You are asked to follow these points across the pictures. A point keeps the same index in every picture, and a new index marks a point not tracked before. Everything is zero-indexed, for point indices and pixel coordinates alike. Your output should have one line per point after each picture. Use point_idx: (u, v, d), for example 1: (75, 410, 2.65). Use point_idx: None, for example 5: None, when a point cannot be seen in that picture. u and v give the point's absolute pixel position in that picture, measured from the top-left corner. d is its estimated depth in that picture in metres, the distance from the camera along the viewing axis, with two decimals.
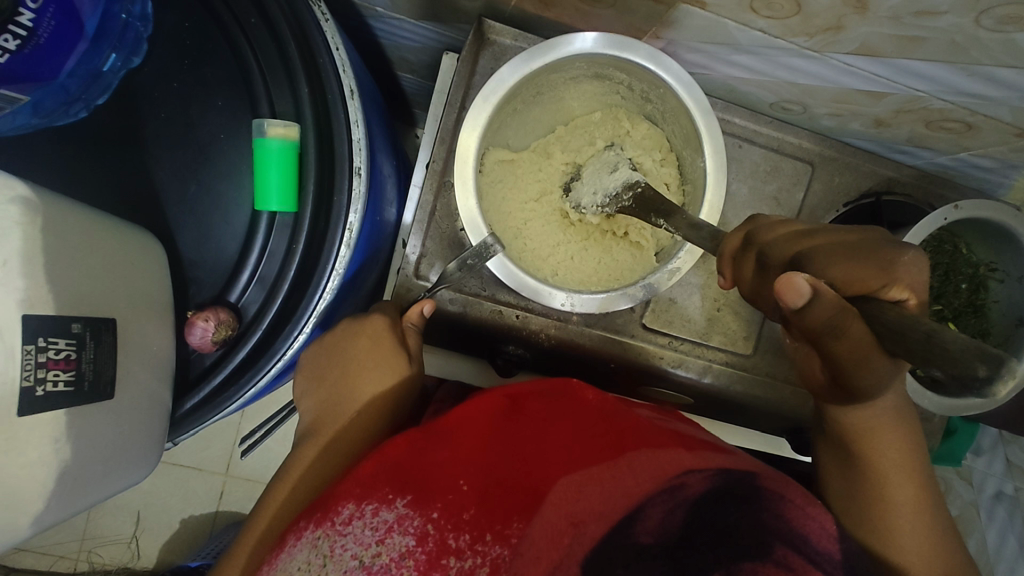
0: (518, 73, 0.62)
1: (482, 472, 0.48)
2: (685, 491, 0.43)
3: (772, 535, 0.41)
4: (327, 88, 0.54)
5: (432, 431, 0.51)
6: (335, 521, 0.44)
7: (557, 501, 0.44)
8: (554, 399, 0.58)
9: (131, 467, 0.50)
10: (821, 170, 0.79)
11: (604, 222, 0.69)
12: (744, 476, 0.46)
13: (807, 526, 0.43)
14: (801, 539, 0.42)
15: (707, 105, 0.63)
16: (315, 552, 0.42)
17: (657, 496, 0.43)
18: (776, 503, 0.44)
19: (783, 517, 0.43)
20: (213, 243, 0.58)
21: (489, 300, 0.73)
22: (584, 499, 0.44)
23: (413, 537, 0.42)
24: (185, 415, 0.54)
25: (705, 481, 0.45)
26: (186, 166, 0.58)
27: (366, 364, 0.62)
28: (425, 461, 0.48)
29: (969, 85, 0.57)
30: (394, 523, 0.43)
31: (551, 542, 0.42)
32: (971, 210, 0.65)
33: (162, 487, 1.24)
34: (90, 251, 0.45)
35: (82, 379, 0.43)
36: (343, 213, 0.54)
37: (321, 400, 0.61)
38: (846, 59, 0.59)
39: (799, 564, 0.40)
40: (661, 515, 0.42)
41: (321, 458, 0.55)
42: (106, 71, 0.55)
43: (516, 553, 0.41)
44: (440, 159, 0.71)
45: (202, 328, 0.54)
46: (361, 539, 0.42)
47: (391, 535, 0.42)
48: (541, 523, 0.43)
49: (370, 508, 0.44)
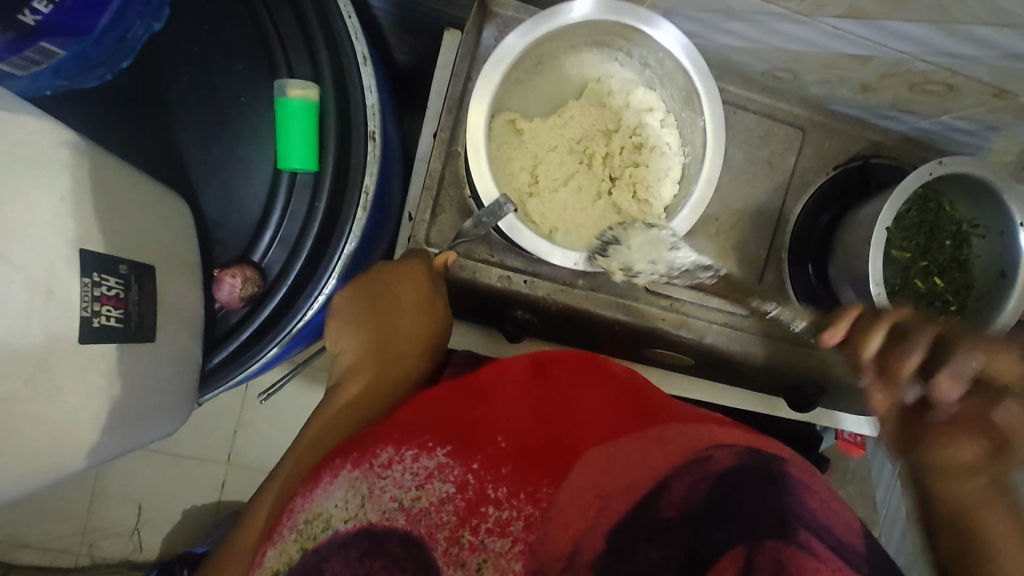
0: (523, 40, 0.64)
1: (518, 431, 0.50)
2: (710, 467, 0.48)
3: (796, 521, 0.46)
4: (342, 53, 0.56)
5: (469, 388, 0.53)
6: (374, 463, 0.46)
7: (587, 472, 0.48)
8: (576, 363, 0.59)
9: (166, 417, 0.51)
10: (812, 135, 0.82)
11: (607, 168, 0.72)
12: (773, 459, 0.50)
13: (831, 518, 0.48)
14: (818, 522, 0.47)
15: (704, 67, 0.65)
16: (354, 491, 0.44)
17: (684, 468, 0.47)
18: (798, 494, 0.48)
19: (800, 502, 0.48)
20: (236, 205, 0.60)
21: (498, 266, 0.75)
22: (612, 465, 0.48)
23: (454, 484, 0.46)
24: (213, 370, 0.56)
25: (732, 456, 0.49)
26: (209, 129, 0.60)
27: (407, 305, 0.60)
28: (462, 415, 0.50)
29: (951, 45, 0.61)
30: (434, 470, 0.46)
31: (580, 508, 0.46)
32: (955, 164, 0.68)
33: (166, 476, 1.25)
34: (126, 200, 0.46)
35: (129, 320, 0.45)
36: (360, 177, 0.57)
37: (363, 338, 0.59)
38: (835, 22, 0.62)
39: (823, 551, 0.45)
40: (686, 489, 0.47)
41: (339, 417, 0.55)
42: (130, 37, 0.57)
43: (546, 514, 0.45)
44: (449, 128, 0.73)
45: (229, 285, 0.56)
46: (401, 482, 0.45)
47: (432, 481, 0.46)
48: (572, 486, 0.47)
49: (410, 454, 0.47)
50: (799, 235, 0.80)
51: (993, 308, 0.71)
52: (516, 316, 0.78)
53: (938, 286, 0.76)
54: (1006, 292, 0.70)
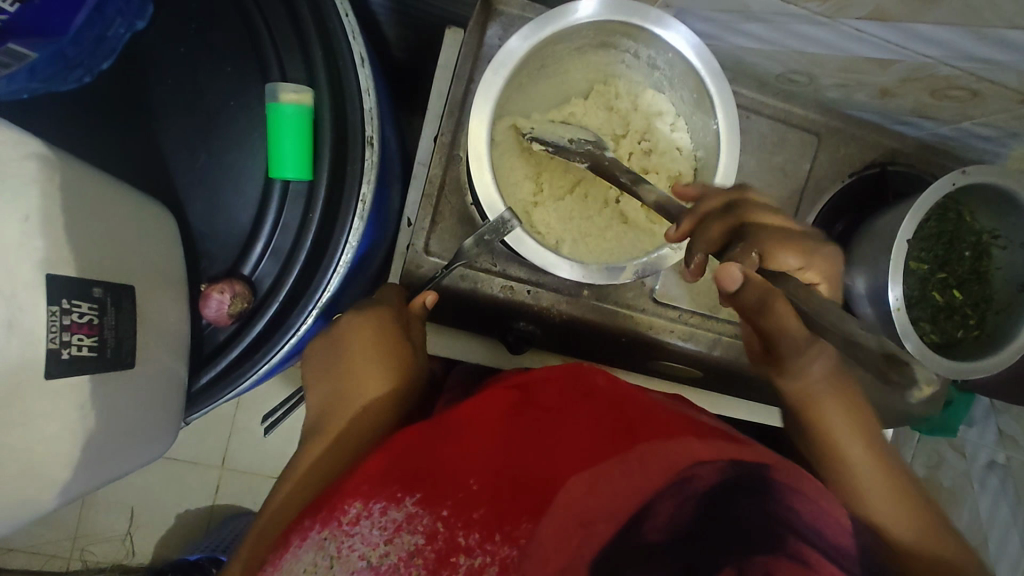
0: (527, 43, 0.60)
1: (492, 469, 0.46)
2: (693, 485, 0.43)
3: (784, 527, 0.40)
4: (338, 54, 0.53)
5: (439, 425, 0.50)
6: (342, 521, 0.43)
7: (567, 503, 0.43)
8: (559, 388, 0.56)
9: (148, 442, 0.49)
10: (827, 141, 0.79)
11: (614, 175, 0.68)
12: (756, 468, 0.44)
13: (826, 522, 0.42)
14: (813, 528, 0.41)
15: (717, 68, 0.62)
16: (322, 553, 0.41)
17: (666, 489, 0.43)
18: (781, 495, 0.42)
19: (787, 507, 0.42)
20: (225, 215, 0.57)
21: (500, 275, 0.72)
22: (591, 496, 0.44)
23: (423, 535, 0.42)
24: (201, 390, 0.54)
25: (715, 471, 0.44)
26: (196, 131, 0.56)
27: (368, 354, 0.59)
28: (431, 456, 0.47)
29: (979, 50, 0.58)
30: (403, 522, 0.42)
31: (558, 543, 0.41)
32: (978, 175, 0.65)
33: (157, 482, 1.22)
34: (102, 218, 0.44)
35: (105, 346, 0.42)
36: (355, 186, 0.54)
37: (332, 391, 0.58)
38: (857, 24, 0.59)
39: (817, 559, 0.38)
40: (670, 510, 0.42)
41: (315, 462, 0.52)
42: (111, 36, 0.53)
43: (523, 557, 0.41)
44: (450, 132, 0.70)
45: (217, 301, 0.53)
46: (369, 539, 0.42)
47: (400, 535, 0.42)
48: (548, 521, 0.42)
49: (377, 508, 0.43)
50: None
51: (1015, 322, 0.69)
52: (520, 327, 0.74)
53: (957, 299, 0.74)
54: None
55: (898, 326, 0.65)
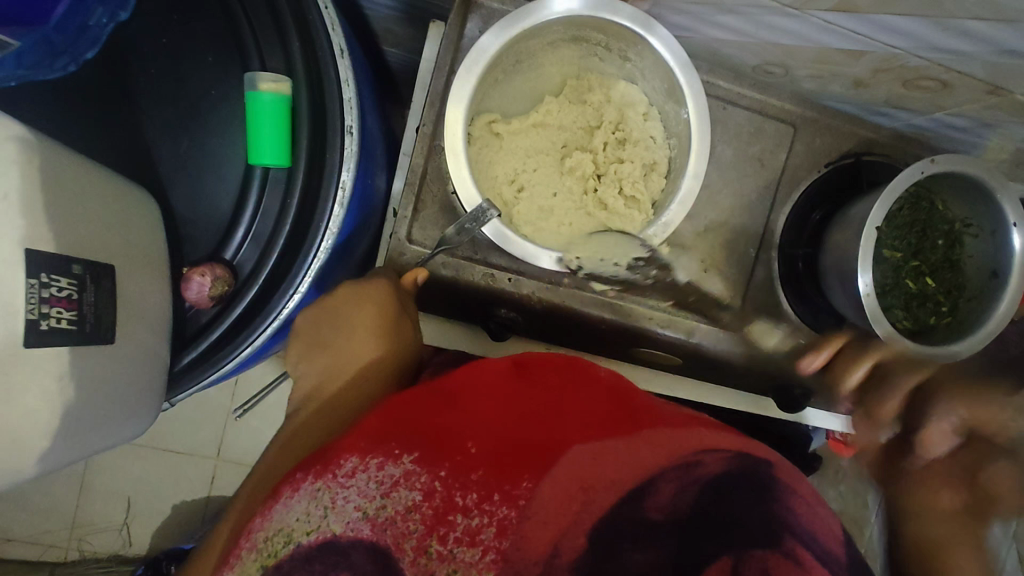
0: (498, 42, 0.62)
1: (490, 433, 0.48)
2: (698, 472, 0.44)
3: (783, 529, 0.42)
4: (317, 45, 0.55)
5: (444, 391, 0.51)
6: (336, 473, 0.44)
7: (568, 470, 0.44)
8: (563, 369, 0.57)
9: (130, 419, 0.51)
10: (804, 131, 0.80)
11: (588, 163, 0.69)
12: (760, 464, 0.46)
13: (815, 524, 0.44)
14: (803, 531, 0.43)
15: (686, 59, 0.63)
16: (315, 503, 0.42)
17: (671, 470, 0.45)
18: (781, 496, 0.45)
19: (782, 510, 0.44)
20: (207, 202, 0.60)
21: (481, 263, 0.74)
22: (595, 464, 0.45)
23: (421, 492, 0.43)
24: (183, 370, 0.56)
25: (722, 460, 0.45)
26: (176, 123, 0.60)
27: (363, 327, 0.60)
28: (434, 420, 0.48)
29: (945, 40, 0.59)
30: (400, 478, 0.44)
31: (558, 506, 0.43)
32: (946, 164, 0.67)
33: (153, 470, 1.23)
34: (82, 200, 0.46)
35: (84, 321, 0.44)
36: (336, 172, 0.56)
37: (321, 363, 0.59)
38: (826, 16, 0.60)
39: (809, 560, 0.41)
40: (673, 490, 0.44)
41: (314, 416, 0.55)
42: (93, 25, 0.53)
43: (521, 521, 0.43)
44: (431, 122, 0.71)
45: (199, 283, 0.56)
46: (365, 491, 0.43)
47: (398, 489, 0.43)
48: (549, 486, 0.44)
49: (375, 462, 0.44)
50: (790, 231, 0.79)
51: (984, 310, 0.69)
52: (500, 314, 0.76)
53: (929, 287, 0.75)
54: (999, 292, 0.68)
55: (868, 310, 0.65)
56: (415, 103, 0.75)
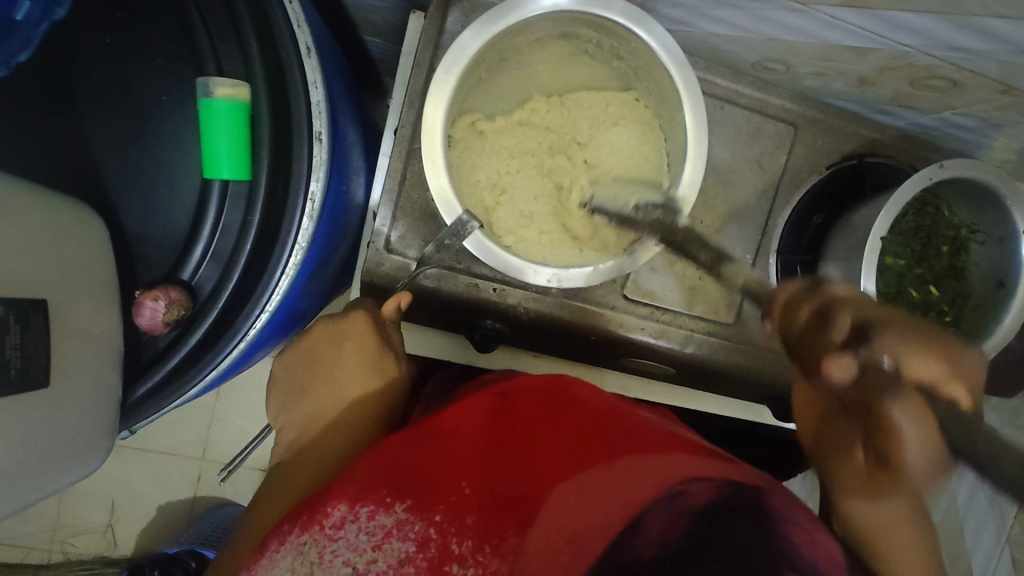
0: (480, 38, 0.57)
1: (480, 478, 0.48)
2: (686, 500, 0.44)
3: (779, 557, 0.40)
4: (281, 44, 0.51)
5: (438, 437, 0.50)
6: (324, 525, 0.42)
7: (549, 521, 0.45)
8: (546, 400, 0.56)
9: (77, 462, 0.48)
10: (805, 131, 0.77)
11: (567, 171, 0.66)
12: (746, 488, 0.46)
13: (817, 550, 0.43)
14: (802, 551, 0.41)
15: (683, 58, 0.58)
16: (302, 558, 0.40)
17: (659, 503, 0.45)
18: (781, 522, 0.43)
19: (782, 532, 0.42)
20: (161, 216, 0.58)
21: (465, 274, 0.70)
22: (577, 514, 0.46)
23: (414, 543, 0.42)
24: (137, 402, 0.52)
25: (709, 490, 0.45)
26: (124, 129, 0.58)
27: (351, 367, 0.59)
28: (426, 464, 0.47)
29: (958, 39, 0.55)
30: (393, 527, 0.42)
31: (546, 558, 0.43)
32: (957, 169, 0.63)
33: (135, 475, 1.20)
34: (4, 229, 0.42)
35: (9, 367, 0.40)
36: (304, 182, 0.52)
37: (299, 416, 0.57)
38: (832, 11, 0.56)
39: None
40: (660, 523, 0.43)
41: (301, 465, 0.52)
42: (22, 21, 0.50)
43: (514, 568, 0.42)
44: (410, 124, 0.67)
45: (151, 308, 0.53)
46: (354, 543, 0.41)
47: (390, 540, 0.42)
48: (537, 536, 0.44)
49: (365, 512, 0.42)
50: (789, 237, 0.75)
51: (992, 321, 0.66)
52: (486, 325, 0.71)
53: (934, 296, 0.71)
54: (1005, 304, 0.65)
55: None
56: (393, 102, 0.71)
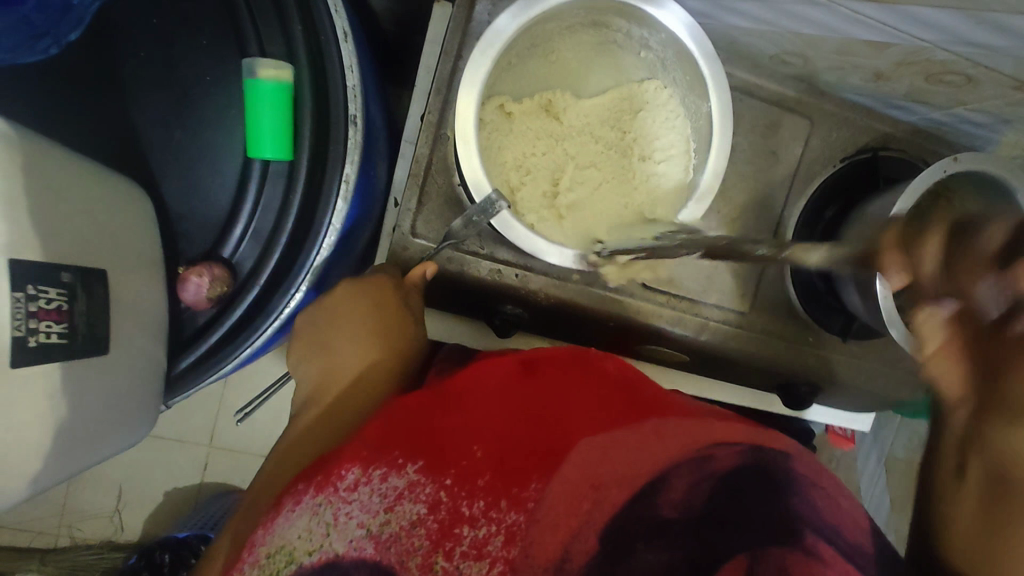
0: (515, 23, 0.59)
1: (497, 433, 0.46)
2: (713, 465, 0.44)
3: (801, 523, 0.43)
4: (321, 29, 0.52)
5: (457, 393, 0.49)
6: (338, 487, 0.42)
7: (574, 471, 0.43)
8: (568, 361, 0.54)
9: (126, 428, 0.50)
10: (820, 126, 0.78)
11: (594, 154, 0.68)
12: (777, 455, 0.46)
13: (838, 518, 0.45)
14: (831, 528, 0.44)
15: (711, 50, 0.60)
16: (317, 520, 0.41)
17: (683, 464, 0.44)
18: (806, 488, 0.46)
19: (806, 502, 0.45)
20: (205, 198, 0.61)
21: (488, 258, 0.71)
22: (605, 461, 0.44)
23: (425, 504, 0.42)
24: (180, 374, 0.54)
25: (736, 455, 0.45)
26: (166, 109, 0.60)
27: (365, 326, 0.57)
28: (438, 424, 0.46)
29: (975, 35, 0.56)
30: (404, 489, 0.42)
31: (569, 506, 0.42)
32: (971, 162, 0.63)
33: (144, 458, 1.21)
34: (67, 201, 0.44)
35: (76, 332, 0.43)
36: (339, 165, 0.53)
37: (319, 367, 0.55)
38: (854, 6, 0.57)
39: (830, 555, 0.42)
40: (685, 487, 0.44)
41: (319, 424, 0.51)
42: (77, 5, 0.54)
43: (534, 517, 0.42)
44: (437, 110, 0.68)
45: (196, 284, 0.55)
46: (368, 506, 0.42)
47: (402, 502, 0.42)
48: (561, 484, 0.43)
49: (377, 474, 0.43)
50: (803, 229, 0.77)
51: None
52: (506, 310, 0.74)
53: None
54: None
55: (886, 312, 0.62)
56: (421, 85, 0.72)
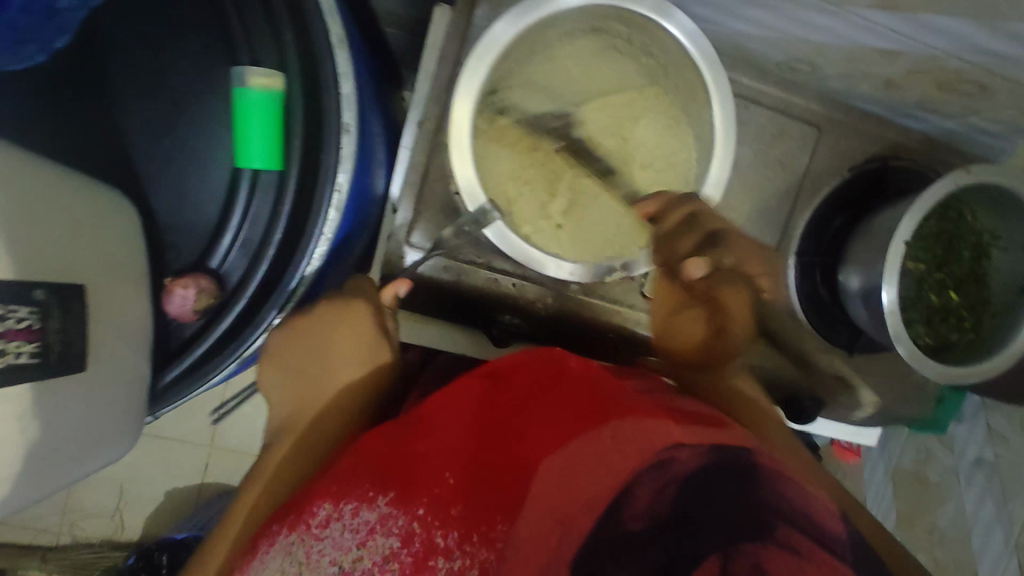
0: (513, 29, 0.58)
1: (463, 458, 0.44)
2: (674, 469, 0.40)
3: (772, 515, 0.38)
4: (314, 36, 0.51)
5: (426, 418, 0.47)
6: (310, 525, 0.41)
7: (543, 493, 0.41)
8: (538, 373, 0.52)
9: (105, 445, 0.49)
10: (828, 133, 0.76)
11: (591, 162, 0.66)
12: (741, 452, 0.43)
13: (809, 505, 0.40)
14: (803, 517, 0.39)
15: (713, 56, 0.59)
16: (290, 560, 0.40)
17: (645, 473, 0.40)
18: (773, 480, 0.41)
19: (778, 496, 0.40)
20: (191, 207, 0.61)
21: (484, 268, 0.71)
22: (570, 483, 0.41)
23: (398, 538, 0.40)
24: (165, 389, 0.53)
25: (697, 456, 0.41)
26: (156, 117, 0.60)
27: (341, 346, 0.52)
28: (404, 452, 0.44)
29: (990, 43, 0.54)
30: (376, 524, 0.40)
31: (539, 536, 0.39)
32: (983, 174, 0.60)
33: (145, 459, 1.20)
34: (37, 217, 0.43)
35: (49, 351, 0.42)
36: (331, 175, 0.52)
37: (293, 390, 0.51)
38: (864, 13, 0.56)
39: (806, 546, 0.37)
40: (652, 498, 0.39)
41: (287, 458, 0.48)
42: (63, 10, 0.52)
43: (503, 557, 0.39)
44: (434, 118, 0.67)
45: (181, 296, 0.56)
46: (341, 542, 0.40)
47: (374, 537, 0.40)
48: (527, 519, 0.40)
49: (348, 509, 0.41)
50: (810, 239, 0.76)
51: (1011, 324, 0.66)
52: (503, 320, 0.72)
53: (953, 301, 0.70)
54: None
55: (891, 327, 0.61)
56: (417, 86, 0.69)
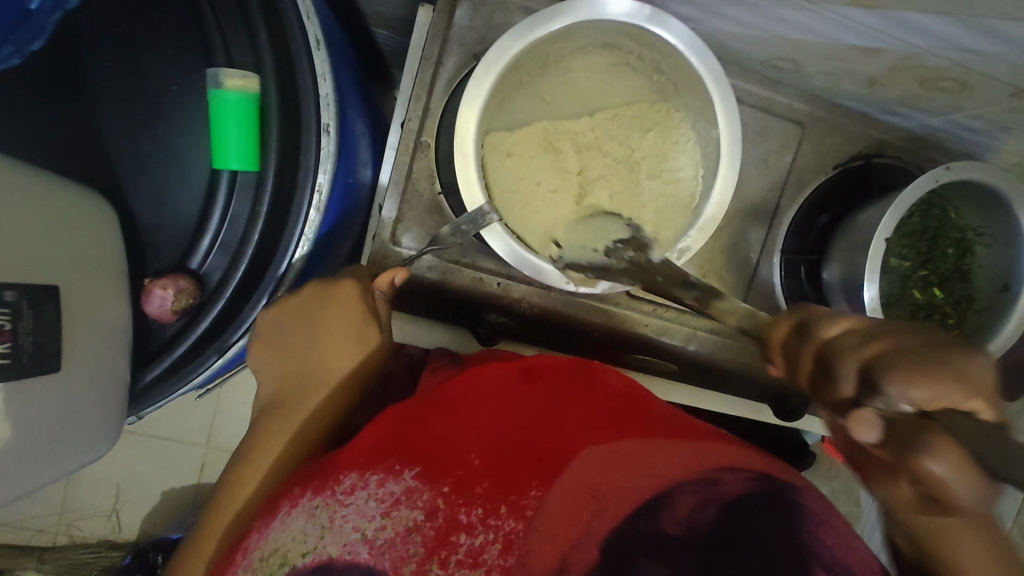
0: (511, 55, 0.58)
1: (495, 445, 0.45)
2: (717, 489, 0.42)
3: (811, 558, 0.39)
4: (291, 36, 0.52)
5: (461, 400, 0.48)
6: (336, 490, 0.41)
7: (577, 475, 0.42)
8: (569, 377, 0.54)
9: (86, 443, 0.50)
10: (812, 131, 0.77)
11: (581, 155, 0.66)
12: (787, 485, 0.44)
13: (849, 558, 0.40)
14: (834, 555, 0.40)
15: (715, 64, 0.59)
16: (313, 522, 0.40)
17: (688, 484, 0.42)
18: (815, 525, 0.42)
19: (810, 533, 0.41)
20: (170, 207, 0.62)
21: (470, 267, 0.71)
22: (605, 475, 0.42)
23: (422, 511, 0.40)
24: (145, 388, 0.54)
25: (744, 480, 0.43)
26: (135, 119, 0.61)
27: (335, 329, 0.52)
28: (435, 431, 0.45)
29: (966, 40, 0.55)
30: (402, 496, 0.40)
31: (568, 516, 0.40)
32: (963, 170, 0.62)
33: (140, 460, 1.21)
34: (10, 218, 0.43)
35: (21, 351, 0.42)
36: (310, 176, 0.53)
37: (281, 368, 0.52)
38: (841, 11, 0.56)
39: None
40: (690, 506, 0.41)
41: (289, 432, 0.48)
42: (35, 11, 0.51)
43: (531, 528, 0.40)
44: (416, 117, 0.67)
45: (160, 296, 0.56)
46: (364, 510, 0.40)
47: (398, 508, 0.40)
48: (560, 493, 0.41)
49: (375, 479, 0.42)
50: (793, 237, 0.76)
51: (989, 326, 0.66)
52: (490, 319, 0.73)
53: (937, 297, 0.70)
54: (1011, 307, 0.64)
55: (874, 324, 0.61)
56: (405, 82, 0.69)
